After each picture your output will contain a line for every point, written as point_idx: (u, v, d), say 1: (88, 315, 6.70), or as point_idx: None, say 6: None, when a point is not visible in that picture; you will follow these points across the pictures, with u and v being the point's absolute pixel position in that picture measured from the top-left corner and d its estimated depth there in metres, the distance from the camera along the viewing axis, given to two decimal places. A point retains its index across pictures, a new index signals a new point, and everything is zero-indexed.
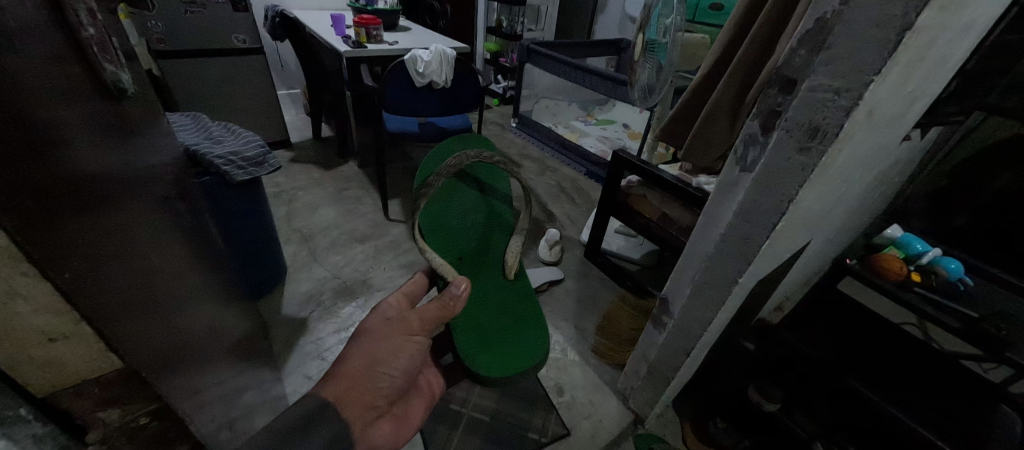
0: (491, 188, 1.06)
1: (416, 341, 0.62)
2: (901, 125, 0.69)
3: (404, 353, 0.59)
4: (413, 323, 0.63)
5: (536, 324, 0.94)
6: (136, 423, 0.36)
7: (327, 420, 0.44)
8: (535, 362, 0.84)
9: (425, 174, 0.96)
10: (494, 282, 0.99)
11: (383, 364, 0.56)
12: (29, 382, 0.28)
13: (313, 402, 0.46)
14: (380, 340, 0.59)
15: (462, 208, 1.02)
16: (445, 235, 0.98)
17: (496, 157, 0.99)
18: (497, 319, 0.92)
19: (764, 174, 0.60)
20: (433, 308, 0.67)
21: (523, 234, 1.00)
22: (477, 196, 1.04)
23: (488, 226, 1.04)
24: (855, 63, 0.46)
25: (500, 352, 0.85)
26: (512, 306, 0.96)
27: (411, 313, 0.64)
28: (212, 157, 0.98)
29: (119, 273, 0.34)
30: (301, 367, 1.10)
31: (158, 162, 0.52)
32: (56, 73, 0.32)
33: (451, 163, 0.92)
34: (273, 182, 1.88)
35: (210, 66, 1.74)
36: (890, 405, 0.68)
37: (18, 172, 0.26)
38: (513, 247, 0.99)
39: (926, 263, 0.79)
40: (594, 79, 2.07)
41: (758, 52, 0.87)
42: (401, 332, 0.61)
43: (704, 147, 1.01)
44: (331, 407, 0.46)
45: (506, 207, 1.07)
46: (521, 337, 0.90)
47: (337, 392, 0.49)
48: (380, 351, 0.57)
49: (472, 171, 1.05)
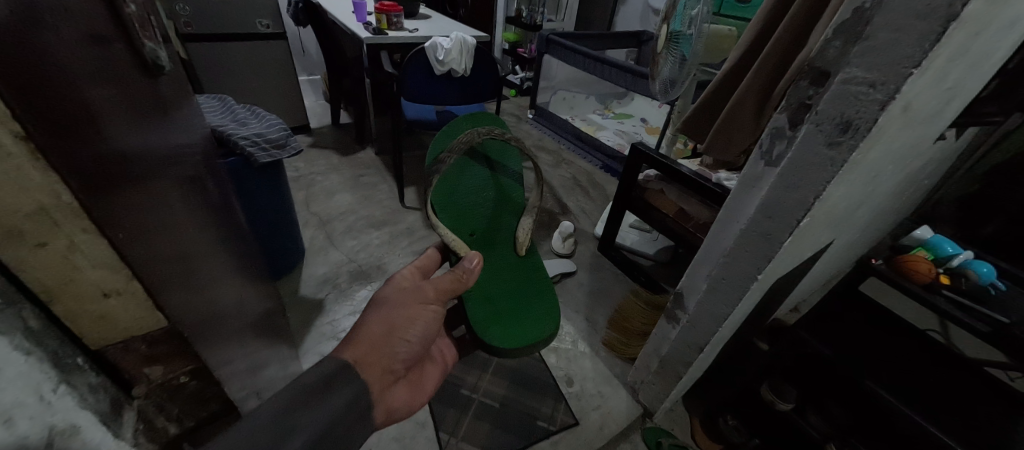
0: (501, 166, 1.06)
1: (431, 309, 0.64)
2: (937, 123, 0.67)
3: (421, 321, 0.61)
4: (428, 292, 0.66)
5: (546, 301, 0.94)
6: (177, 381, 0.39)
7: (346, 381, 0.43)
8: (544, 336, 0.86)
9: (437, 152, 0.97)
10: (504, 260, 1.00)
11: (402, 331, 0.57)
12: (85, 335, 0.30)
13: (335, 363, 0.44)
14: (400, 308, 0.61)
15: (474, 185, 1.02)
16: (457, 213, 0.98)
17: (506, 133, 1.00)
18: (510, 296, 0.93)
19: (791, 169, 0.59)
20: (447, 280, 0.71)
21: (534, 213, 1.02)
22: (487, 174, 1.04)
23: (500, 205, 1.04)
24: (893, 55, 0.45)
25: (513, 326, 0.86)
26: (523, 281, 0.97)
27: (427, 283, 0.67)
28: (239, 138, 1.01)
29: (163, 241, 0.35)
30: (317, 347, 1.13)
31: (189, 139, 0.54)
32: (103, 48, 0.33)
33: (464, 139, 0.94)
34: (293, 166, 1.92)
35: (234, 50, 1.78)
36: (909, 408, 0.67)
37: (84, 138, 0.27)
38: (524, 225, 1.01)
39: (956, 266, 0.77)
40: (613, 71, 2.04)
41: (788, 44, 0.85)
42: (418, 300, 0.63)
43: (726, 141, 0.99)
44: (352, 368, 0.45)
45: (515, 186, 1.08)
46: (532, 314, 0.90)
47: (356, 354, 0.48)
48: (399, 319, 0.59)
49: (482, 148, 1.05)
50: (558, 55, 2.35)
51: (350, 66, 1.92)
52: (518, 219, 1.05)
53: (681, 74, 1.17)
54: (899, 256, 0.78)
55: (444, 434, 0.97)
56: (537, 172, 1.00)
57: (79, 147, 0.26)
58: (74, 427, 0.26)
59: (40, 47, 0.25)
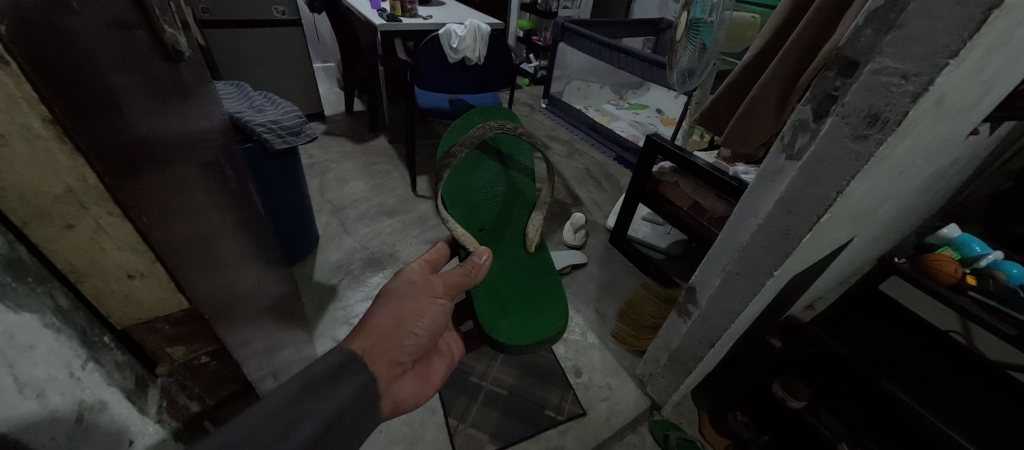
0: (512, 161, 1.07)
1: (440, 303, 0.65)
2: (970, 118, 0.64)
3: (428, 314, 0.62)
4: (437, 286, 0.66)
5: (556, 298, 0.94)
6: (197, 361, 0.40)
7: (356, 370, 0.44)
8: (553, 332, 0.86)
9: (450, 145, 0.98)
10: (514, 256, 0.99)
11: (410, 324, 0.58)
12: (110, 314, 0.31)
13: (343, 352, 0.45)
14: (409, 301, 0.61)
15: (486, 179, 1.03)
16: (468, 206, 0.99)
17: (519, 128, 0.99)
18: (518, 292, 0.93)
19: (813, 162, 0.57)
20: (456, 274, 0.71)
21: (545, 208, 1.01)
22: (499, 169, 1.05)
23: (510, 199, 1.05)
24: (928, 44, 0.43)
25: (521, 321, 0.86)
26: (532, 277, 0.97)
27: (436, 277, 0.68)
28: (256, 125, 1.02)
29: (184, 225, 0.36)
30: (330, 331, 1.15)
31: (210, 126, 0.55)
32: (127, 37, 0.34)
33: (476, 133, 0.93)
34: (308, 153, 1.94)
35: (250, 37, 1.79)
36: (929, 411, 0.65)
37: (111, 124, 0.28)
38: (535, 221, 1.01)
39: (983, 266, 0.75)
40: (629, 60, 2.00)
41: (816, 33, 0.82)
42: (427, 294, 0.64)
43: (746, 133, 0.96)
44: (359, 358, 0.45)
45: (527, 181, 1.08)
46: (541, 309, 0.90)
47: (364, 345, 0.49)
48: (407, 312, 0.59)
49: (493, 143, 1.06)
50: (573, 43, 2.31)
51: (364, 53, 1.92)
52: (527, 216, 1.04)
53: (700, 63, 1.13)
54: (923, 255, 0.76)
55: (453, 420, 0.98)
56: (549, 167, 0.98)
57: (107, 133, 0.27)
58: (102, 402, 0.30)
59: (69, 35, 0.26)
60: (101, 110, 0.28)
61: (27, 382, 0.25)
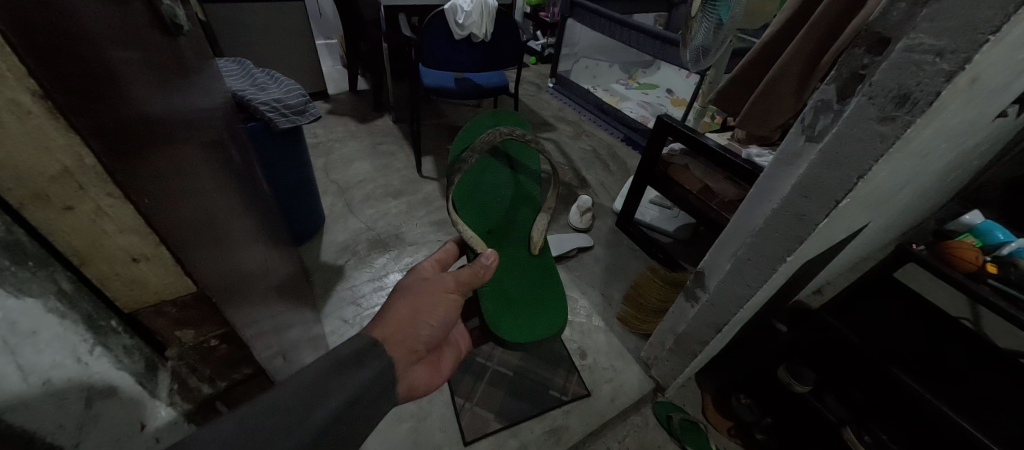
0: (522, 166, 1.02)
1: (452, 297, 0.63)
2: (999, 101, 0.61)
3: (442, 308, 0.61)
4: (449, 282, 0.66)
5: (557, 300, 0.92)
6: (208, 345, 0.39)
7: (377, 354, 0.43)
8: (550, 333, 0.85)
9: (458, 151, 0.96)
10: (518, 258, 0.99)
11: (426, 315, 0.57)
12: (117, 298, 0.31)
13: (364, 337, 0.45)
14: (421, 294, 0.61)
15: (494, 184, 1.00)
16: (476, 210, 0.98)
17: (528, 135, 0.97)
18: (523, 290, 0.93)
19: (834, 145, 0.55)
20: (465, 274, 0.71)
21: (549, 213, 0.98)
22: (507, 174, 1.01)
23: (518, 204, 1.03)
24: (967, 20, 0.40)
25: (522, 320, 0.86)
26: (535, 277, 0.96)
27: (448, 274, 0.67)
28: (258, 104, 1.00)
29: (188, 207, 0.35)
30: (338, 311, 1.16)
31: (213, 104, 0.54)
32: (125, 12, 0.33)
33: (486, 139, 0.90)
34: (311, 133, 1.92)
35: (251, 12, 1.75)
36: (936, 396, 0.65)
37: (110, 104, 0.27)
38: (539, 225, 0.98)
39: (1004, 254, 0.72)
40: (640, 37, 1.93)
41: (844, 7, 0.77)
42: (440, 288, 0.63)
43: (763, 114, 0.94)
44: (380, 344, 0.45)
45: (535, 186, 1.03)
46: (543, 309, 0.90)
47: (384, 332, 0.49)
48: (423, 304, 0.58)
49: (504, 147, 1.01)
50: (582, 19, 2.24)
51: (366, 29, 1.87)
52: (533, 219, 1.02)
53: (716, 41, 1.10)
54: (943, 243, 0.75)
55: (459, 399, 1.00)
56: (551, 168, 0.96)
57: (105, 113, 0.26)
58: (110, 387, 0.30)
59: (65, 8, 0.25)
60: (102, 89, 0.27)
61: (32, 370, 0.25)
